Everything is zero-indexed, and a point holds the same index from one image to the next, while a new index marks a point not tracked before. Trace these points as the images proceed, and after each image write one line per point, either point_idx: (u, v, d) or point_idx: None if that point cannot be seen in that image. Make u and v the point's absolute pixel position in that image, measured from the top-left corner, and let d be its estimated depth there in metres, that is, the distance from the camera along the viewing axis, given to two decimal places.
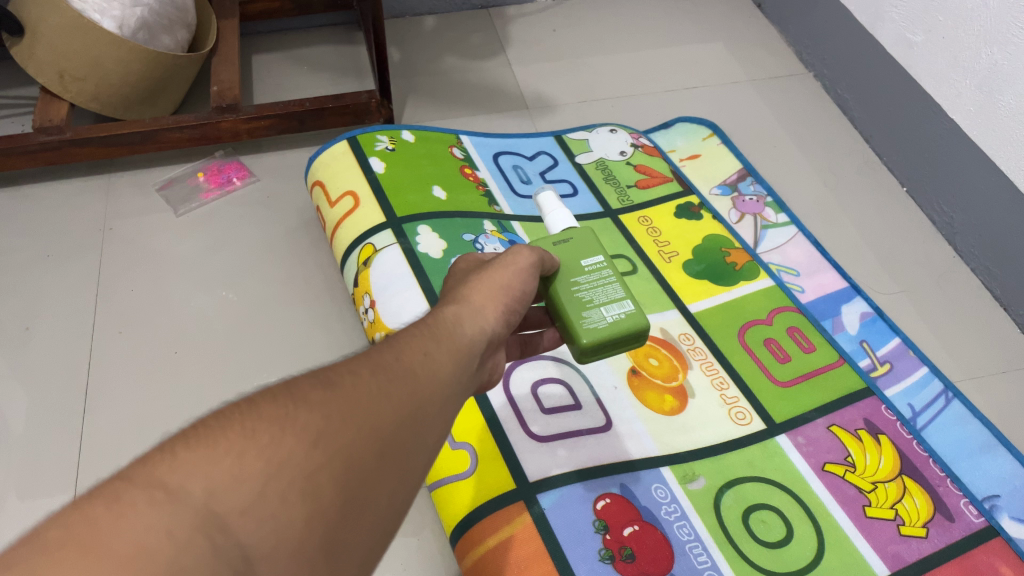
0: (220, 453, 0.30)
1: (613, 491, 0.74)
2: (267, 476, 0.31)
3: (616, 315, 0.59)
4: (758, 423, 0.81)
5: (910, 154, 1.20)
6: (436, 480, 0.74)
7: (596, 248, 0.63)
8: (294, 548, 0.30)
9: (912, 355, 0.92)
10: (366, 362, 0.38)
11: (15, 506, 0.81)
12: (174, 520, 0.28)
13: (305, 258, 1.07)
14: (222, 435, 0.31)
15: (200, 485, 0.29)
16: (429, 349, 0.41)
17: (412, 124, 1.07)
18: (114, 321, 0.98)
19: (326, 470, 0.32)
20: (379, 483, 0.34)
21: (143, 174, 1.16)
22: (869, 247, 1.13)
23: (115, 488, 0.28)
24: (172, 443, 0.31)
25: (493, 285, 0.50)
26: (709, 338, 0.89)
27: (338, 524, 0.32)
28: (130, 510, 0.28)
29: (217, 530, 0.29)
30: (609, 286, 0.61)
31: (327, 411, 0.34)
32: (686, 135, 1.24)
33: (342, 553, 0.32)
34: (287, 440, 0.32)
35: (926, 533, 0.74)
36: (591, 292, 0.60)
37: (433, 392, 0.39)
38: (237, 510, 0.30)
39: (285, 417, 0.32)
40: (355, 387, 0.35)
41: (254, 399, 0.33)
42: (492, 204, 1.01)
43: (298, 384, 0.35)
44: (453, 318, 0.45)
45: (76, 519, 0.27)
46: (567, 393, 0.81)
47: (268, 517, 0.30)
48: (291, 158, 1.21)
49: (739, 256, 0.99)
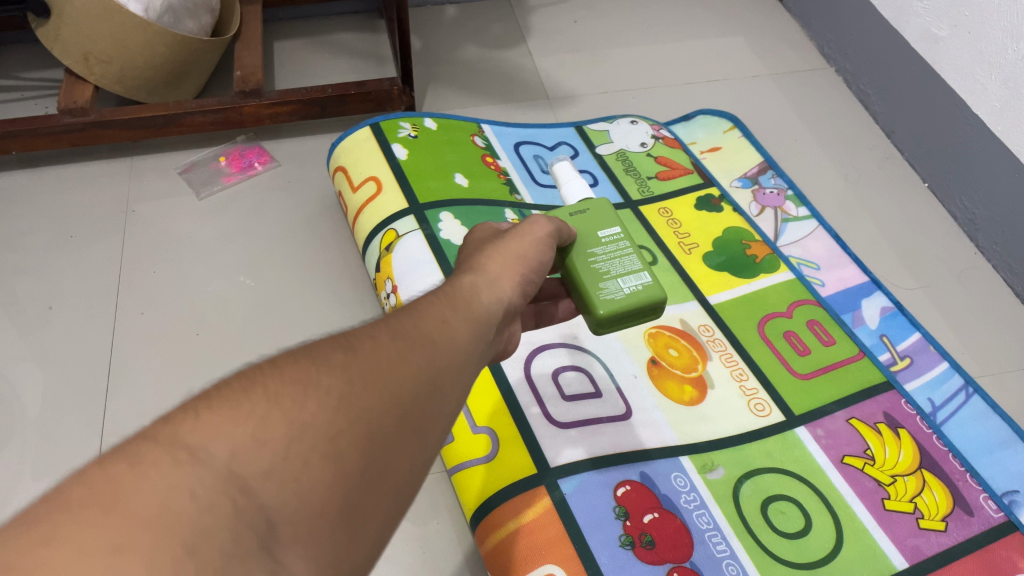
0: (243, 415, 0.31)
1: (631, 478, 0.74)
2: (290, 437, 0.31)
3: (633, 286, 0.59)
4: (777, 414, 0.81)
5: (932, 150, 1.19)
6: (456, 463, 0.75)
7: (613, 219, 0.63)
8: (317, 511, 0.31)
9: (933, 350, 0.91)
10: (384, 329, 0.38)
11: (36, 482, 0.82)
12: (196, 481, 0.29)
13: (325, 243, 1.08)
14: (245, 397, 0.32)
15: (224, 447, 0.30)
16: (446, 317, 0.42)
17: (434, 112, 1.07)
18: (133, 302, 0.99)
19: (348, 433, 0.33)
20: (401, 449, 0.35)
21: (165, 157, 1.17)
22: (889, 242, 1.12)
23: (140, 449, 0.29)
24: (195, 404, 0.31)
25: (509, 255, 0.50)
26: (729, 329, 0.89)
27: (360, 489, 0.32)
28: (152, 470, 0.28)
29: (239, 492, 0.29)
30: (626, 257, 0.61)
31: (348, 375, 0.34)
32: (706, 128, 1.23)
33: (364, 518, 0.32)
34: (309, 403, 0.32)
35: (945, 527, 0.74)
36: (608, 263, 0.60)
37: (451, 359, 0.39)
38: (260, 473, 0.30)
39: (305, 381, 0.33)
40: (374, 352, 0.36)
41: (276, 362, 0.34)
42: (513, 192, 1.01)
43: (319, 350, 0.35)
44: (470, 287, 0.46)
45: (98, 479, 0.28)
46: (588, 380, 0.82)
47: (291, 480, 0.30)
48: (311, 144, 1.21)
49: (760, 249, 0.99)
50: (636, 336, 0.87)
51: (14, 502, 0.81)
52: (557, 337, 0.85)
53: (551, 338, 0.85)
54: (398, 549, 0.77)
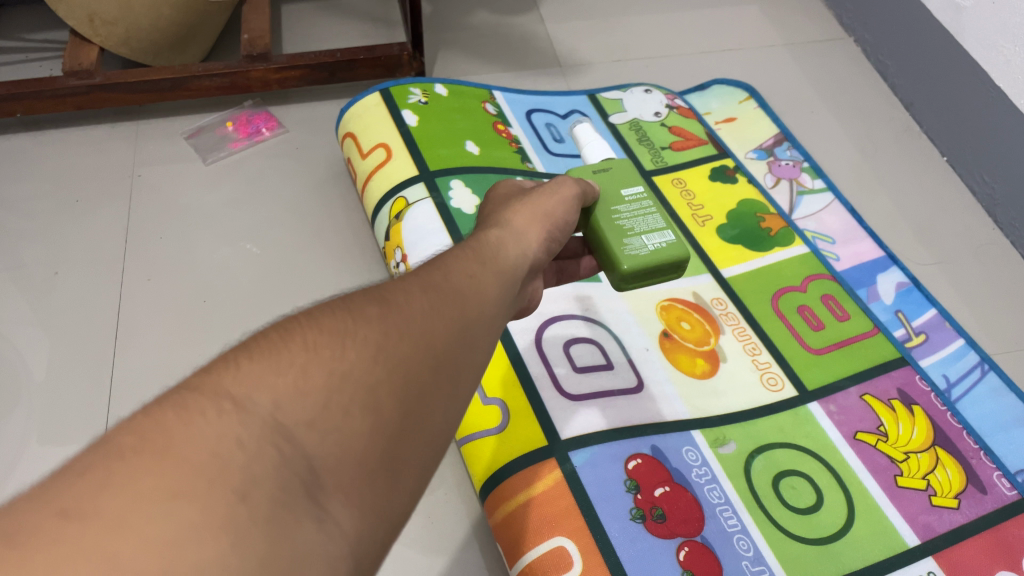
0: (285, 365, 0.31)
1: (643, 451, 0.73)
2: (331, 386, 0.31)
3: (657, 243, 0.58)
4: (790, 389, 0.81)
5: (952, 123, 1.17)
6: (466, 435, 0.74)
7: (636, 180, 0.61)
8: (358, 459, 0.31)
9: (948, 326, 0.90)
10: (416, 283, 0.39)
11: (44, 447, 0.82)
12: (243, 429, 0.29)
13: (334, 210, 1.07)
14: (283, 348, 0.32)
15: (268, 397, 0.30)
16: (474, 272, 0.42)
17: (445, 79, 1.05)
18: (139, 268, 0.98)
19: (385, 384, 0.33)
20: (435, 399, 0.35)
21: (172, 122, 1.16)
22: (904, 217, 1.10)
23: (185, 398, 0.29)
24: (236, 355, 0.32)
25: (536, 210, 0.50)
26: (742, 303, 0.88)
27: (399, 439, 0.33)
28: (199, 419, 0.28)
29: (284, 440, 0.30)
30: (649, 216, 0.60)
31: (384, 326, 0.35)
32: (721, 98, 1.21)
33: (402, 467, 0.33)
34: (348, 353, 0.33)
35: (958, 504, 0.73)
36: (632, 221, 0.59)
37: (479, 312, 0.40)
38: (304, 422, 0.30)
39: (342, 332, 0.34)
40: (407, 304, 0.37)
41: (311, 314, 0.35)
42: (525, 160, 0.99)
43: (353, 301, 0.36)
44: (496, 242, 0.46)
45: (149, 426, 0.28)
46: (600, 353, 0.81)
47: (334, 429, 0.31)
48: (320, 110, 1.19)
49: (774, 222, 0.97)
50: (648, 308, 0.86)
51: (22, 467, 0.81)
52: (569, 308, 0.84)
53: (563, 309, 0.84)
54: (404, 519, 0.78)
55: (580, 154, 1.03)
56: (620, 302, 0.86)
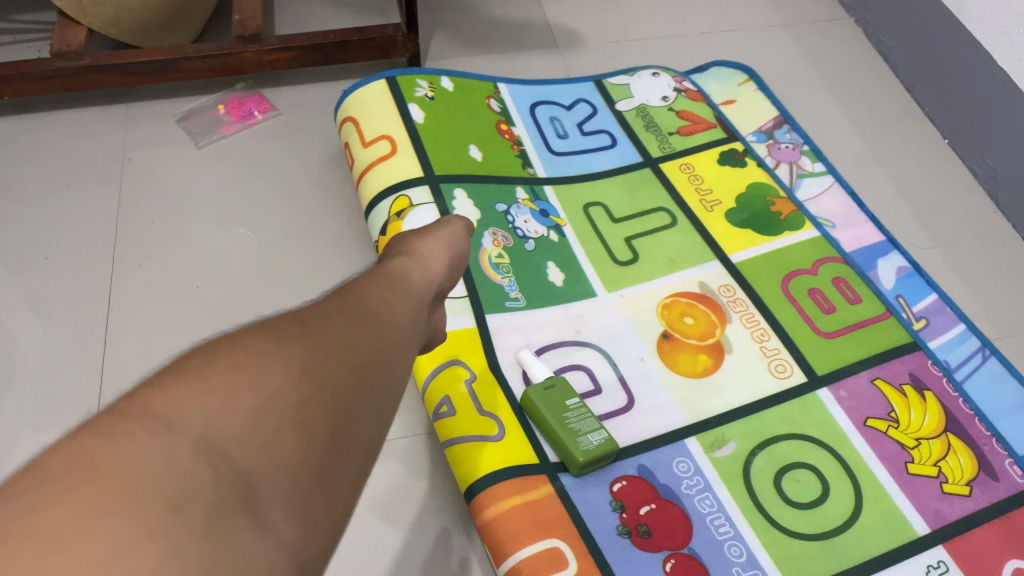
0: (210, 388, 0.33)
1: (629, 473, 0.71)
2: (258, 405, 0.34)
3: (599, 439, 0.70)
4: (799, 375, 0.79)
5: (953, 105, 1.15)
6: (453, 436, 0.71)
7: (575, 390, 0.73)
8: (290, 475, 0.34)
9: (951, 312, 0.88)
10: (332, 304, 0.40)
11: (32, 436, 0.80)
12: (175, 449, 0.31)
13: (327, 195, 1.04)
14: (209, 372, 0.34)
15: (197, 417, 0.32)
16: (388, 293, 0.44)
17: (451, 72, 1.03)
18: (131, 252, 0.96)
19: (313, 401, 0.36)
20: (360, 414, 0.38)
21: (162, 104, 1.13)
22: (905, 200, 1.09)
23: (113, 421, 0.31)
24: (161, 378, 0.34)
25: (438, 241, 0.53)
26: (751, 288, 0.87)
27: (329, 452, 0.35)
28: (129, 439, 0.31)
29: (217, 456, 0.32)
30: (590, 414, 0.71)
31: (306, 345, 0.37)
32: (720, 79, 1.18)
33: (335, 479, 0.35)
34: (273, 371, 0.35)
35: (969, 491, 0.72)
36: (580, 416, 0.70)
37: (397, 331, 0.42)
38: (233, 439, 0.33)
39: (267, 352, 0.36)
40: (326, 323, 0.39)
41: (232, 337, 0.37)
42: (526, 165, 0.97)
43: (274, 323, 0.38)
44: (405, 268, 0.48)
45: (75, 449, 0.30)
46: (589, 377, 0.78)
47: (266, 445, 0.33)
48: (313, 92, 1.17)
49: (784, 206, 0.96)
50: (646, 312, 0.84)
51: (14, 454, 0.79)
52: (560, 334, 0.81)
53: (553, 336, 0.81)
54: (402, 508, 0.76)
55: (584, 148, 1.02)
56: (615, 312, 0.84)
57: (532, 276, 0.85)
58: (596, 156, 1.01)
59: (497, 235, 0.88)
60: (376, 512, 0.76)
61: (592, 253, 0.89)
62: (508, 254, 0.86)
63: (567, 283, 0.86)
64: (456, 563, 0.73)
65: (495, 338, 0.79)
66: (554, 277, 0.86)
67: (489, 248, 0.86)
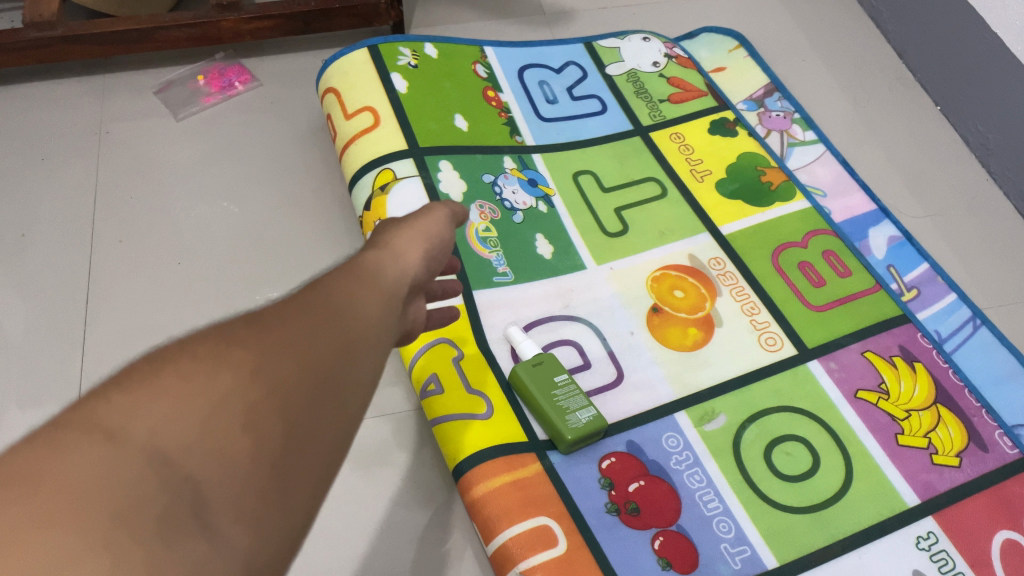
0: (157, 393, 0.31)
1: (617, 449, 0.71)
2: (208, 410, 0.32)
3: (588, 417, 0.69)
4: (789, 348, 0.79)
5: (946, 72, 1.14)
6: (441, 415, 0.70)
7: (562, 367, 0.72)
8: (244, 480, 0.32)
9: (940, 281, 0.87)
10: (293, 303, 0.38)
11: (18, 415, 0.79)
12: (117, 459, 0.30)
13: (311, 167, 1.02)
14: (157, 375, 0.32)
15: (141, 425, 0.31)
16: (355, 288, 0.41)
17: (437, 37, 1.01)
18: (112, 228, 0.94)
19: (267, 402, 0.33)
20: (322, 414, 0.36)
21: (140, 75, 1.10)
22: (897, 169, 1.07)
23: (55, 435, 0.30)
24: (108, 388, 0.32)
25: (414, 233, 0.51)
26: (741, 261, 0.86)
27: (287, 454, 0.34)
28: (70, 453, 0.29)
29: (163, 464, 0.30)
30: (577, 395, 0.71)
31: (262, 346, 0.35)
32: (710, 47, 1.16)
33: (293, 484, 0.34)
34: (222, 377, 0.33)
35: (959, 462, 0.72)
36: (567, 399, 0.70)
37: (363, 328, 0.40)
38: (182, 445, 0.31)
39: (218, 356, 0.34)
40: (285, 322, 0.37)
41: (185, 341, 0.34)
42: (514, 133, 0.95)
43: (229, 326, 0.36)
44: (375, 263, 0.45)
45: (18, 463, 0.29)
46: (577, 352, 0.77)
47: (216, 450, 0.31)
48: (295, 62, 1.14)
49: (775, 176, 0.95)
50: (636, 285, 0.83)
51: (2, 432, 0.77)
52: (549, 308, 0.80)
53: (542, 310, 0.80)
54: (392, 485, 0.76)
55: (572, 115, 1.00)
56: (605, 286, 0.83)
57: (519, 248, 0.84)
58: (585, 123, 0.99)
59: (485, 208, 0.86)
60: (366, 490, 0.75)
61: (582, 225, 0.88)
62: (496, 228, 0.85)
63: (557, 256, 0.85)
64: (447, 539, 0.73)
65: (483, 314, 0.78)
66: (544, 249, 0.85)
67: (476, 223, 0.85)
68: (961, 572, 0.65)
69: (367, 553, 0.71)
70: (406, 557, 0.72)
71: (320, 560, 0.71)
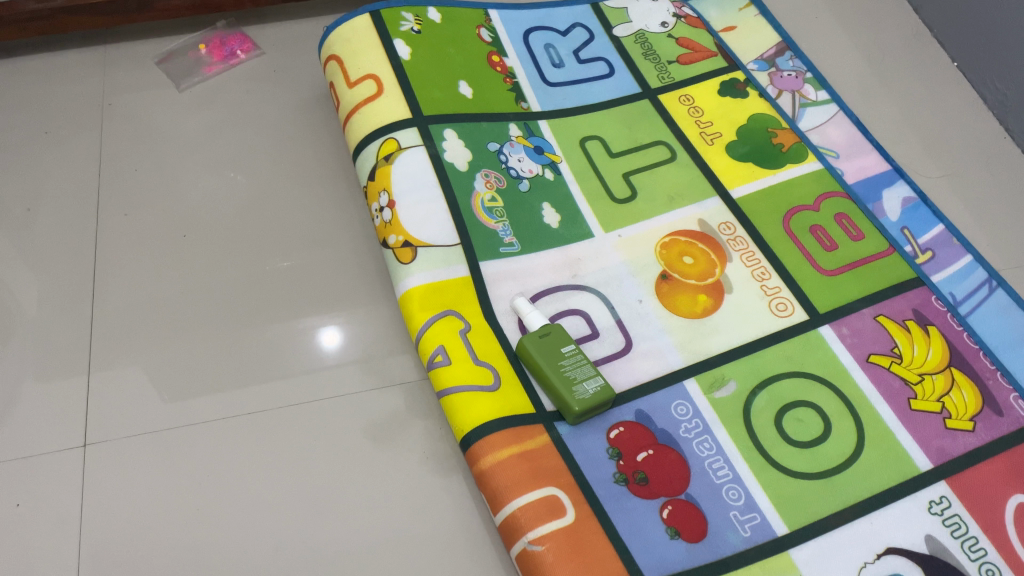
0: None
1: (626, 418, 0.71)
2: None
3: (595, 387, 0.69)
4: (800, 313, 0.78)
5: (962, 27, 1.11)
6: (450, 386, 0.69)
7: (570, 338, 0.72)
8: None
9: (956, 243, 0.85)
10: None
11: (31, 389, 0.79)
12: None
13: (314, 135, 1.01)
14: None
15: None
16: None
17: (440, 1, 0.99)
18: (118, 201, 0.93)
19: None
20: None
21: (141, 45, 1.09)
22: (912, 128, 1.05)
23: None
24: None
25: None
26: (752, 226, 0.84)
27: None
28: None
29: None
30: (584, 365, 0.70)
31: None
32: (720, 5, 1.12)
33: None
34: None
35: (973, 426, 0.71)
36: (574, 370, 0.70)
37: None
38: None
39: None
40: None
41: None
42: (519, 99, 0.94)
43: None
44: None
45: None
46: (585, 322, 0.77)
47: None
48: (298, 29, 1.12)
49: (787, 138, 0.93)
50: (645, 252, 0.82)
51: (19, 405, 0.78)
52: (556, 278, 0.80)
53: (549, 280, 0.79)
54: (401, 453, 0.76)
55: (579, 79, 0.98)
56: (613, 254, 0.82)
57: (525, 217, 0.83)
58: (593, 86, 0.97)
59: (490, 177, 0.85)
60: (375, 459, 0.76)
61: (589, 192, 0.87)
62: (502, 197, 0.84)
63: (564, 225, 0.84)
64: (455, 507, 0.73)
65: (489, 285, 0.78)
66: (550, 218, 0.84)
67: (482, 192, 0.84)
68: (974, 536, 0.65)
69: (377, 523, 0.72)
70: (416, 525, 0.72)
71: (330, 532, 0.71)
